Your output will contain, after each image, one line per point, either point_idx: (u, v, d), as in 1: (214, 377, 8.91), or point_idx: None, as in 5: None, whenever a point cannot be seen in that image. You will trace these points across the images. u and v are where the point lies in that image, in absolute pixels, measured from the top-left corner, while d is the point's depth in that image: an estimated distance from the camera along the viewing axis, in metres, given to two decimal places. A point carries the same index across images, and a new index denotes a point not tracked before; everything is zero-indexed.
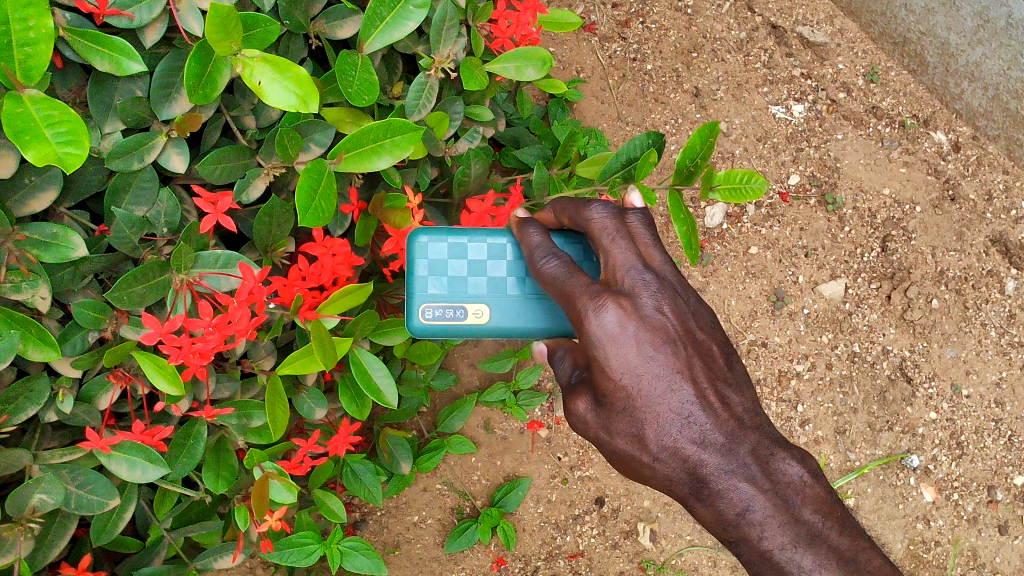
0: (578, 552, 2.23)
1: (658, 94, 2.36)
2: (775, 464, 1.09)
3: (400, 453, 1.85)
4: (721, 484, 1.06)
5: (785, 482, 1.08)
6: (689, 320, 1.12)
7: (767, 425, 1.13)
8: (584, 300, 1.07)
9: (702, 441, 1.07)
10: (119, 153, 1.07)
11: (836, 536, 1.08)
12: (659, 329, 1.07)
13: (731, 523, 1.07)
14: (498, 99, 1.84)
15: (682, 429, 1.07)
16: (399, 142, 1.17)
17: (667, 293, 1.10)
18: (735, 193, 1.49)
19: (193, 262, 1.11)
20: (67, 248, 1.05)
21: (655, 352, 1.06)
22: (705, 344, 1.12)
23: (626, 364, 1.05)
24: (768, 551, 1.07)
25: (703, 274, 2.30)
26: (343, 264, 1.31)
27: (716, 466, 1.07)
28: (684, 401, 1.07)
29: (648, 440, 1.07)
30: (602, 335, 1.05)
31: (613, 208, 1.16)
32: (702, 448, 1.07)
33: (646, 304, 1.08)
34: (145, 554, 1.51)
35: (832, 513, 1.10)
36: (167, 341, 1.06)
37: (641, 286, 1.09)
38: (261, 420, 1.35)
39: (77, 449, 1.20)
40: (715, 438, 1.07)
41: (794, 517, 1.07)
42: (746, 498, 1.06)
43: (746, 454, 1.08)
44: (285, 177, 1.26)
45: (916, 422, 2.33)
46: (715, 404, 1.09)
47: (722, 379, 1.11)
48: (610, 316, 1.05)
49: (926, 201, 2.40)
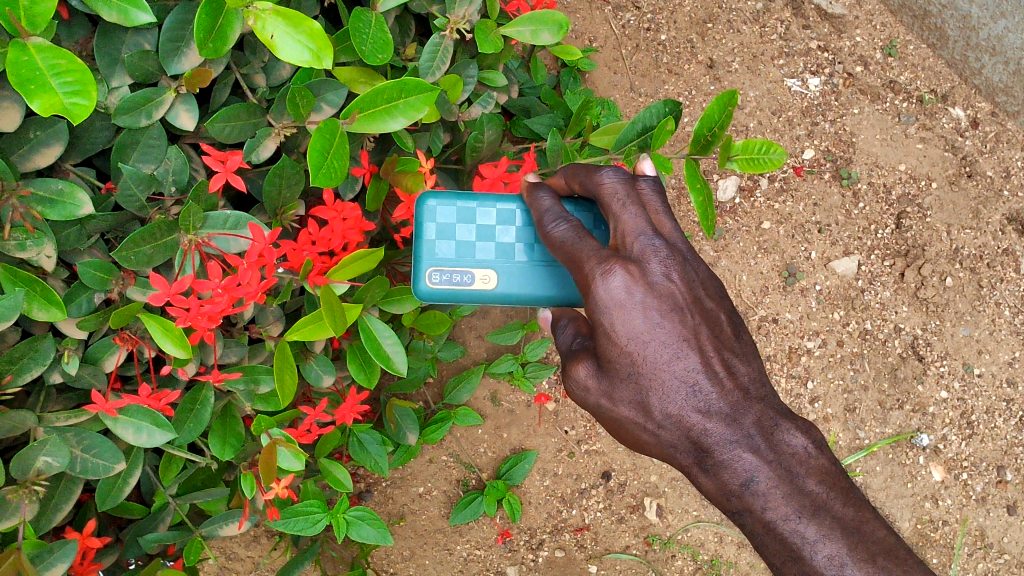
0: (584, 526, 2.22)
1: (672, 65, 2.32)
2: (779, 435, 1.06)
3: (406, 424, 1.83)
4: (726, 454, 1.04)
5: (789, 453, 1.05)
6: (698, 289, 1.10)
7: (772, 397, 1.10)
8: (593, 264, 1.05)
9: (707, 411, 1.05)
10: (126, 108, 1.04)
11: (840, 506, 1.04)
12: (667, 296, 1.05)
13: (735, 493, 1.05)
14: (511, 66, 1.80)
15: (687, 398, 1.05)
16: (414, 103, 1.14)
17: (676, 260, 1.08)
18: (754, 163, 1.45)
19: (201, 223, 1.07)
20: (74, 206, 1.02)
21: (661, 319, 1.04)
22: (713, 313, 1.10)
23: (632, 330, 1.03)
24: (771, 522, 1.03)
25: (714, 248, 2.27)
26: (354, 230, 1.29)
27: (721, 436, 1.05)
28: (690, 369, 1.05)
29: (652, 406, 1.06)
30: (609, 300, 1.03)
31: (625, 174, 1.14)
32: (706, 417, 1.05)
33: (654, 271, 1.06)
34: (150, 520, 1.49)
35: (836, 484, 1.06)
36: (175, 302, 1.04)
37: (651, 252, 1.07)
38: (269, 387, 1.33)
39: (82, 412, 1.18)
40: (720, 407, 1.05)
41: (798, 488, 1.04)
42: (751, 468, 1.04)
43: (750, 424, 1.05)
44: (296, 138, 1.23)
45: (926, 401, 2.31)
46: (721, 373, 1.06)
47: (729, 349, 1.09)
48: (618, 281, 1.03)
49: (942, 177, 2.36)
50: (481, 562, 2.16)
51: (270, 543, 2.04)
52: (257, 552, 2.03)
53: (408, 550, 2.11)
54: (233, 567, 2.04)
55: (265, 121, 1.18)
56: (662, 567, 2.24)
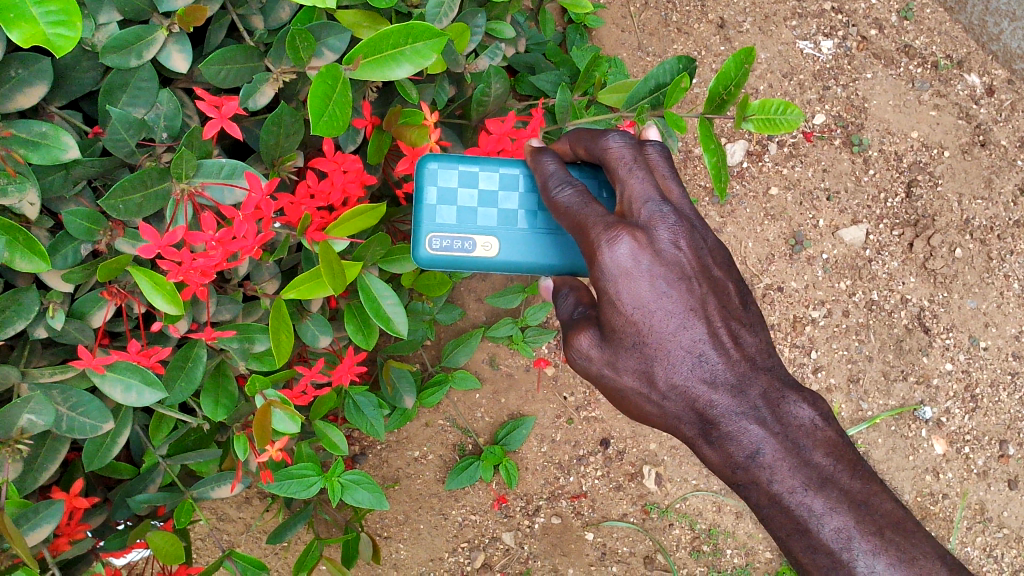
0: (581, 493, 2.19)
1: (682, 24, 2.25)
2: (785, 407, 1.01)
3: (403, 387, 1.79)
4: (731, 426, 1.00)
5: (796, 425, 1.00)
6: (706, 257, 1.04)
7: (780, 367, 1.05)
8: (598, 231, 1.00)
9: (712, 381, 1.00)
10: (114, 47, 0.97)
11: (847, 479, 1.00)
12: (674, 265, 1.00)
13: (741, 466, 1.00)
14: (519, 17, 1.73)
15: (693, 368, 1.00)
16: (421, 49, 1.07)
17: (685, 227, 1.03)
18: (770, 124, 1.39)
19: (194, 171, 1.01)
20: (58, 150, 0.96)
21: (669, 288, 0.99)
22: (721, 282, 1.05)
23: (638, 299, 0.99)
24: (777, 494, 0.99)
25: (720, 214, 2.22)
26: (354, 183, 1.24)
27: (726, 407, 1.00)
28: (696, 339, 1.00)
29: (656, 376, 1.01)
30: (615, 268, 0.98)
31: (632, 138, 1.09)
32: (712, 388, 1.00)
33: (662, 238, 1.01)
34: (139, 481, 1.45)
35: (843, 456, 1.01)
36: (165, 255, 0.98)
37: (659, 218, 1.02)
38: (264, 346, 1.28)
39: (68, 368, 1.13)
40: (726, 378, 1.00)
41: (805, 460, 0.99)
42: (757, 441, 0.99)
43: (757, 396, 1.01)
44: (295, 84, 1.16)
45: (931, 373, 2.27)
46: (727, 344, 1.02)
47: (737, 319, 1.04)
48: (624, 248, 0.98)
49: (955, 145, 2.30)
50: (477, 527, 2.13)
51: (262, 504, 2.02)
52: (249, 514, 2.03)
53: (403, 514, 2.09)
54: (225, 528, 2.02)
55: (263, 66, 1.12)
56: (659, 536, 2.21)
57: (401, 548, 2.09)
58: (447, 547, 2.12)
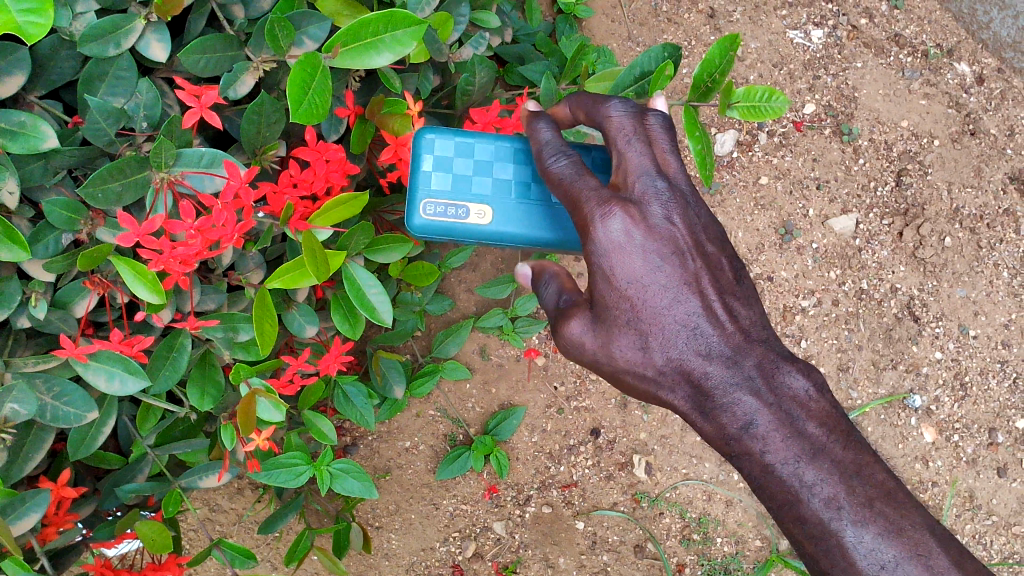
0: (572, 482, 2.19)
1: (672, 14, 2.25)
2: (780, 377, 1.02)
3: (393, 376, 1.82)
4: (725, 397, 1.01)
5: (790, 396, 1.01)
6: (701, 232, 1.06)
7: (775, 341, 1.06)
8: (592, 205, 1.02)
9: (708, 354, 1.02)
10: (92, 36, 0.98)
11: (840, 449, 0.99)
12: (667, 240, 1.03)
13: (734, 437, 1.01)
14: (506, 6, 1.73)
15: (688, 341, 1.02)
16: (400, 38, 1.07)
17: (679, 203, 1.05)
18: (755, 112, 1.40)
19: (175, 159, 1.02)
20: (37, 139, 0.96)
21: (662, 263, 1.02)
22: (715, 257, 1.06)
23: (631, 274, 1.01)
24: (770, 465, 0.99)
25: (710, 204, 2.22)
26: (337, 172, 1.24)
27: (721, 378, 1.01)
28: (690, 313, 1.02)
29: (651, 353, 1.02)
30: (607, 243, 1.01)
31: (634, 106, 1.07)
32: (707, 360, 1.02)
33: (655, 213, 1.03)
34: (128, 471, 1.46)
35: (837, 428, 1.01)
36: (144, 242, 0.98)
37: (652, 194, 1.04)
38: (249, 335, 1.28)
39: (51, 357, 1.13)
40: (721, 350, 1.02)
41: (798, 431, 1.00)
42: (750, 412, 1.00)
43: (751, 367, 1.02)
44: (276, 73, 1.16)
45: (920, 361, 2.27)
46: (722, 317, 1.03)
47: (731, 293, 1.06)
48: (617, 223, 1.01)
49: (944, 134, 2.31)
50: (468, 517, 2.15)
51: (254, 494, 2.03)
52: (241, 504, 2.04)
53: (394, 504, 2.11)
54: (218, 519, 2.04)
55: (243, 56, 1.12)
56: (649, 525, 2.20)
57: (392, 538, 2.11)
58: (438, 536, 2.13)
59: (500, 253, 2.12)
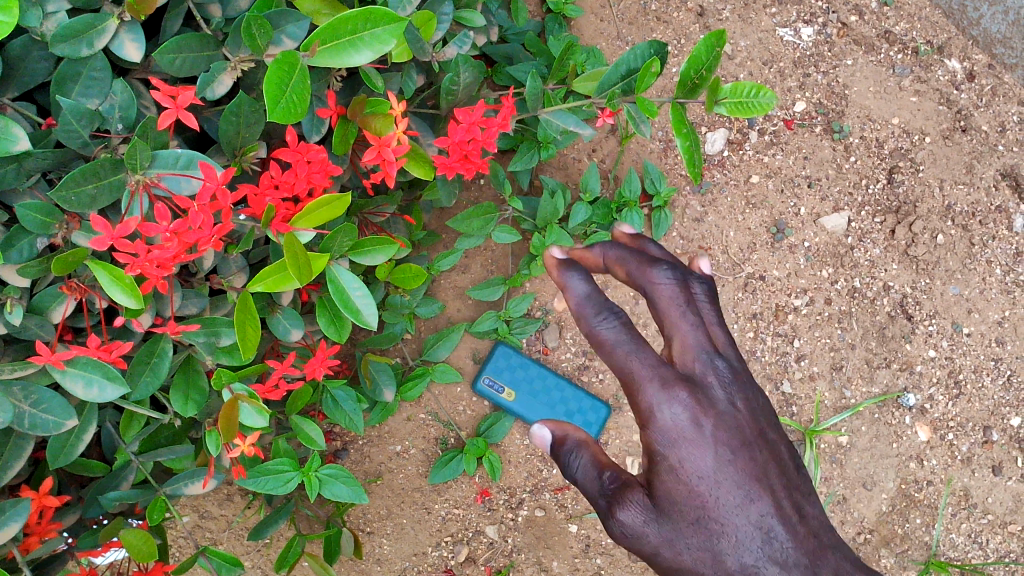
0: (565, 484, 2.15)
1: (661, 13, 2.23)
2: None
3: (383, 380, 1.80)
4: None
5: None
6: (761, 421, 0.96)
7: (843, 546, 0.91)
8: (655, 387, 0.92)
9: (784, 563, 0.86)
10: (64, 36, 0.96)
11: None
12: (735, 430, 0.93)
13: None
14: (492, 6, 1.72)
15: (762, 546, 0.87)
16: (380, 35, 1.05)
17: (740, 384, 0.96)
18: (743, 108, 1.39)
19: (150, 162, 1.00)
20: (7, 141, 0.94)
21: (734, 457, 0.91)
22: (777, 444, 0.95)
23: (701, 469, 0.90)
24: None
25: (701, 203, 2.21)
26: (320, 173, 1.22)
27: None
28: (763, 513, 0.88)
29: (725, 563, 0.87)
30: (669, 430, 0.91)
31: (682, 274, 1.00)
32: (784, 572, 0.85)
33: (719, 397, 0.94)
34: (111, 479, 1.44)
35: None
36: (119, 246, 0.96)
37: (713, 375, 0.95)
38: (231, 339, 1.26)
39: (29, 364, 1.11)
40: (798, 558, 0.86)
41: None
42: None
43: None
44: (255, 74, 1.14)
45: (914, 360, 2.26)
46: (794, 517, 0.89)
47: (800, 490, 0.92)
48: (680, 408, 0.92)
49: (936, 131, 2.29)
50: (460, 521, 2.13)
51: (243, 501, 2.01)
52: (231, 511, 2.02)
53: (385, 508, 2.09)
54: (208, 525, 2.02)
55: (220, 55, 1.10)
56: None
57: (383, 544, 2.11)
58: (430, 541, 2.12)
59: (489, 254, 2.11)
